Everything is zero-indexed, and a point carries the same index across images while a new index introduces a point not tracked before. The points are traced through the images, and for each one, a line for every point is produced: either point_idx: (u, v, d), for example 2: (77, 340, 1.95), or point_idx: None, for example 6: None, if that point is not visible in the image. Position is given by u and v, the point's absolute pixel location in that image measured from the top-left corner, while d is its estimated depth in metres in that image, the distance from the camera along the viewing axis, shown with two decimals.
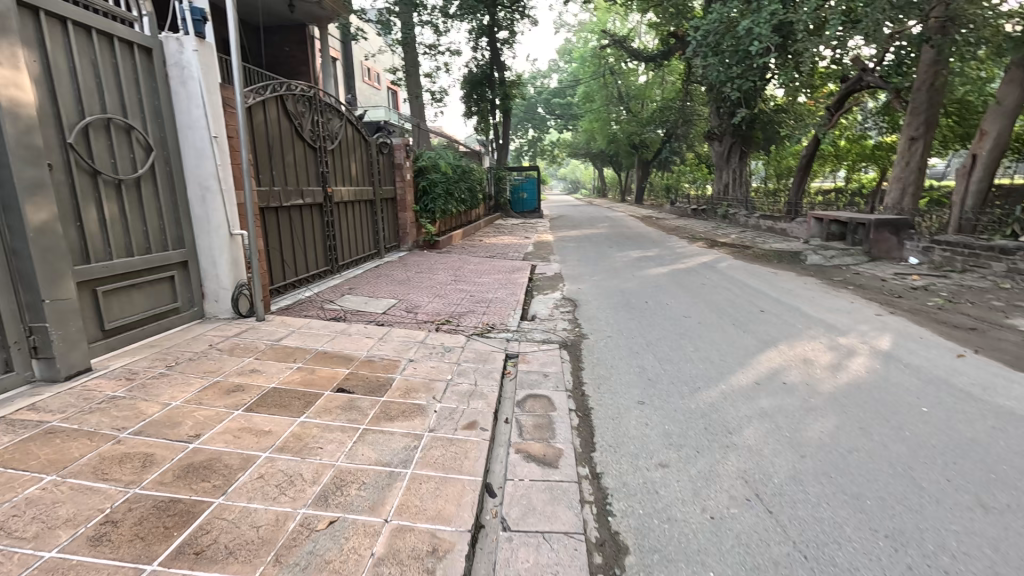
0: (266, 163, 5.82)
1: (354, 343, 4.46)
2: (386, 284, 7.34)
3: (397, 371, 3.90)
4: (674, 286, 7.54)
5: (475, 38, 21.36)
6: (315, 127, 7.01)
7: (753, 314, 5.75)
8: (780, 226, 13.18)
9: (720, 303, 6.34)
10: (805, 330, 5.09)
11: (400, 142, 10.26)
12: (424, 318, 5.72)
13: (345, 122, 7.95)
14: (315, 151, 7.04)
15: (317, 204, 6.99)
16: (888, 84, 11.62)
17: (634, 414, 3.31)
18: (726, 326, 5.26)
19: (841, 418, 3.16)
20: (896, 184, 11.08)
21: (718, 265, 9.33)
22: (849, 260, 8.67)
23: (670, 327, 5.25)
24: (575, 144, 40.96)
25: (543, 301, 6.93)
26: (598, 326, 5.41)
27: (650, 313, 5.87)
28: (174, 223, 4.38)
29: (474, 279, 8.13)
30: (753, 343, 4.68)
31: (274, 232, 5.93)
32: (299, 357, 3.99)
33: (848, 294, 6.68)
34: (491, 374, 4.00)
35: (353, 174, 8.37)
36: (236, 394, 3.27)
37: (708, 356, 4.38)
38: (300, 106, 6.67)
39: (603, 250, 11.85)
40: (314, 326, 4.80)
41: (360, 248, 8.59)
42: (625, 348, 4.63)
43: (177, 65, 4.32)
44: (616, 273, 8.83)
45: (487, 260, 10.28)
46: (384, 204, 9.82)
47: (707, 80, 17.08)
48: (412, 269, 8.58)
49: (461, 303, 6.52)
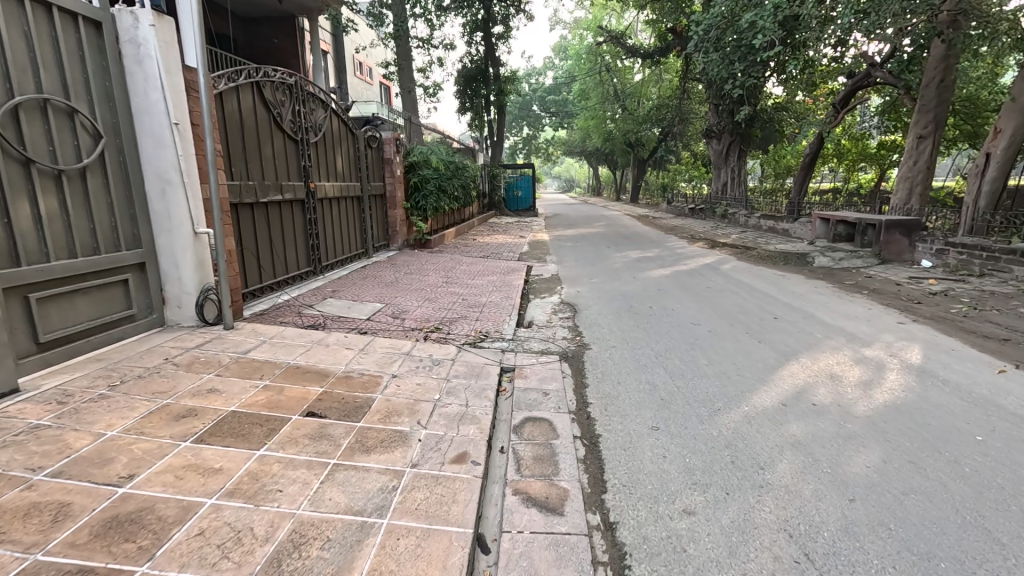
0: (239, 155, 5.34)
1: (331, 356, 4.00)
2: (372, 286, 6.87)
3: (377, 390, 3.44)
4: (678, 289, 7.14)
5: (469, 32, 20.86)
6: (296, 118, 6.53)
7: (767, 321, 5.35)
8: (782, 226, 12.83)
9: (730, 308, 5.94)
10: (826, 339, 4.69)
11: (390, 135, 9.80)
12: (412, 325, 5.27)
13: (329, 114, 7.46)
14: (297, 143, 6.56)
15: (298, 200, 6.52)
16: (896, 80, 11.24)
17: (649, 444, 2.88)
18: (740, 336, 4.84)
19: (886, 449, 2.75)
20: (903, 183, 10.76)
21: (722, 266, 8.95)
22: (859, 262, 8.32)
23: (678, 336, 4.84)
24: (570, 143, 40.61)
25: (541, 305, 6.50)
26: (601, 334, 4.98)
27: (656, 320, 5.45)
28: (129, 220, 3.90)
29: (467, 281, 7.68)
30: (773, 356, 4.27)
31: (248, 230, 5.45)
32: (267, 373, 3.52)
33: (863, 299, 6.31)
34: (484, 392, 3.56)
35: (339, 168, 7.89)
36: (186, 420, 2.80)
37: (724, 370, 3.97)
38: (279, 95, 6.19)
39: (601, 250, 11.44)
40: (288, 336, 4.33)
41: (346, 248, 8.13)
42: (631, 360, 4.21)
43: (132, 42, 3.82)
44: (617, 275, 8.42)
45: (481, 261, 9.84)
46: (373, 200, 9.35)
47: (706, 76, 16.74)
48: (401, 270, 8.12)
49: (452, 307, 6.08)
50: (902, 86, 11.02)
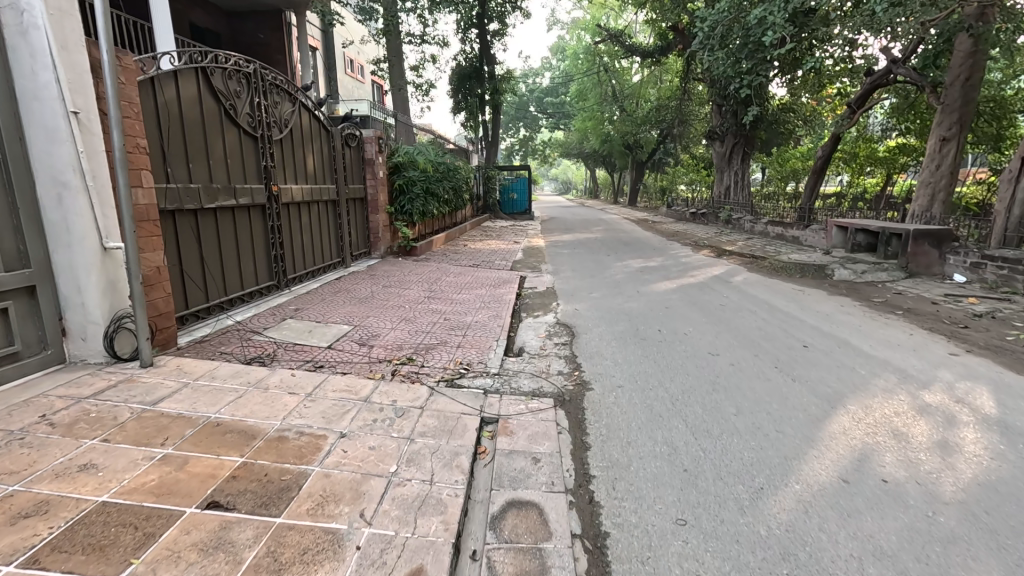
0: (178, 153, 4.56)
1: (267, 405, 3.18)
2: (342, 303, 6.05)
3: (315, 462, 2.63)
4: (688, 307, 6.36)
5: (463, 29, 20.03)
6: (254, 111, 5.73)
7: (797, 351, 4.58)
8: (792, 234, 12.10)
9: (750, 332, 5.18)
10: (873, 379, 3.91)
11: (371, 134, 8.99)
12: (379, 355, 4.45)
13: (297, 108, 6.66)
14: (257, 140, 5.77)
15: (256, 205, 5.73)
16: (920, 78, 10.15)
17: (676, 552, 2.08)
18: (769, 372, 4.07)
19: (1009, 569, 1.96)
20: (924, 189, 10.00)
21: (733, 279, 8.18)
22: (883, 276, 7.58)
23: (694, 372, 4.08)
24: (567, 145, 39.78)
25: (533, 326, 5.71)
26: (603, 368, 4.19)
27: (667, 348, 4.67)
28: (11, 232, 3.08)
29: (451, 296, 6.87)
30: (813, 402, 3.50)
31: (187, 241, 4.64)
32: (173, 436, 2.69)
33: (900, 323, 5.54)
34: (454, 461, 2.75)
35: (310, 169, 7.08)
36: (27, 523, 1.99)
37: (757, 423, 3.19)
38: (234, 84, 5.39)
39: (600, 259, 10.66)
40: (220, 374, 3.51)
41: (319, 258, 7.34)
42: (642, 408, 3.43)
43: (13, 7, 3.02)
44: (618, 288, 7.64)
45: (470, 270, 9.06)
46: (351, 204, 8.54)
47: (710, 74, 16.03)
48: (380, 283, 7.33)
49: (430, 330, 5.26)
50: (928, 83, 9.98)
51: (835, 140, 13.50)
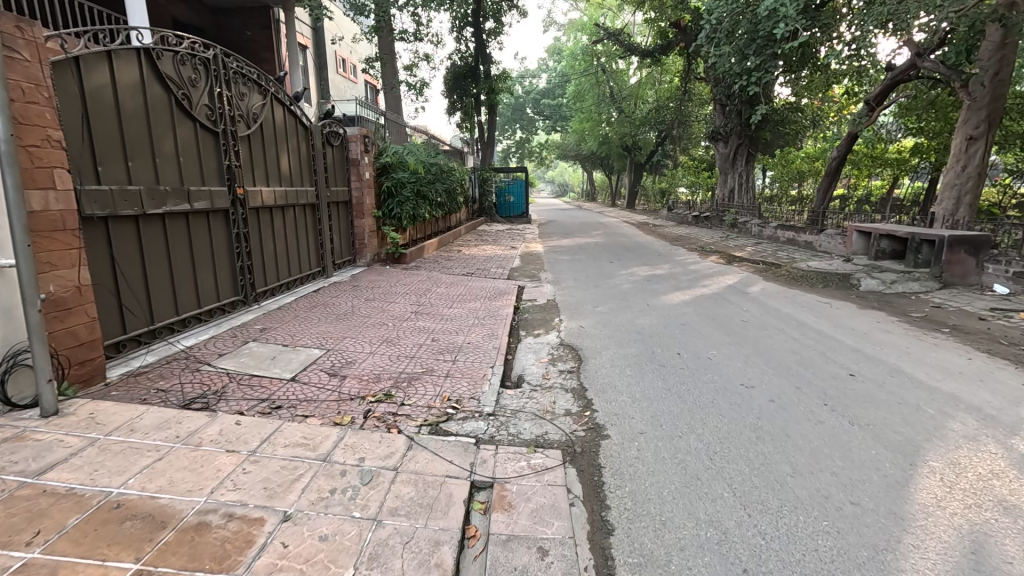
0: (114, 150, 3.85)
1: (193, 469, 2.45)
2: (316, 321, 5.33)
3: (240, 566, 1.90)
4: (707, 323, 5.69)
5: (458, 27, 19.40)
6: (214, 102, 5.02)
7: (843, 382, 3.91)
8: (804, 238, 11.48)
9: (782, 356, 4.51)
10: (949, 423, 3.22)
11: (356, 131, 8.32)
12: (351, 390, 3.74)
13: (268, 101, 5.95)
14: (218, 136, 5.07)
15: (217, 210, 5.01)
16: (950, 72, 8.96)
17: None
18: (818, 411, 3.39)
19: None
20: (949, 191, 9.35)
21: (750, 289, 7.52)
22: (915, 286, 6.94)
23: (727, 411, 3.41)
24: (563, 147, 39.13)
25: (533, 348, 5.01)
26: (619, 407, 3.49)
27: (692, 379, 3.98)
28: None
29: (441, 311, 6.16)
30: (885, 456, 2.81)
31: (124, 253, 3.93)
32: (47, 530, 1.96)
33: (952, 344, 4.86)
34: (434, 557, 2.04)
35: (285, 169, 6.37)
36: None
37: (822, 490, 2.51)
38: (188, 71, 4.68)
39: (602, 266, 9.96)
40: (142, 425, 2.79)
41: (295, 268, 6.63)
42: (673, 467, 2.74)
43: None
44: (626, 299, 6.97)
45: (463, 279, 8.36)
46: (334, 208, 7.83)
47: (714, 72, 15.41)
48: (362, 296, 6.62)
49: (415, 355, 4.55)
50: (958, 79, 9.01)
51: (851, 139, 12.82)
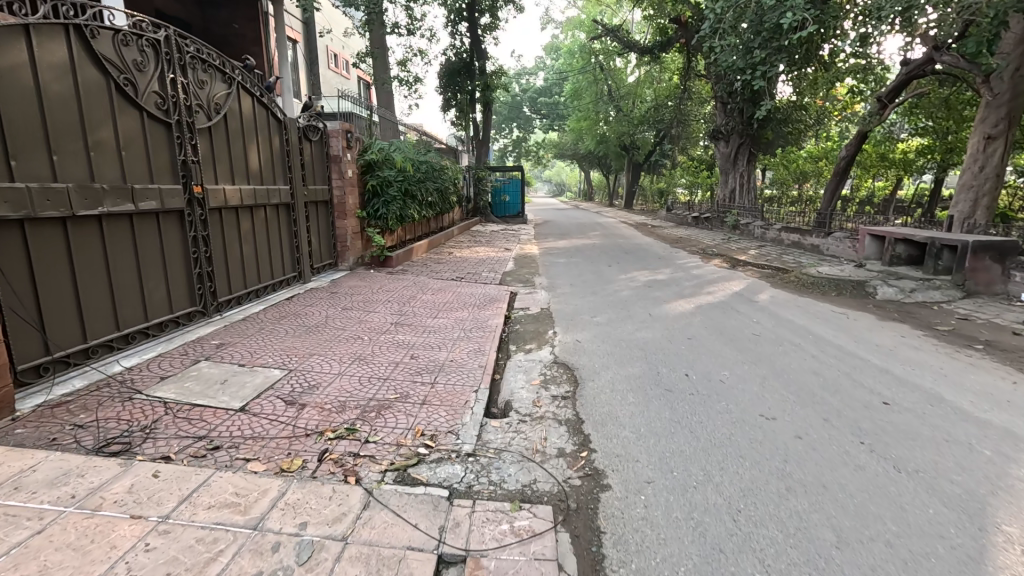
0: (33, 141, 3.30)
1: (76, 549, 1.91)
2: (282, 335, 4.79)
3: None
4: (715, 336, 5.17)
5: (453, 22, 18.86)
6: (165, 89, 4.45)
7: (877, 413, 3.41)
8: (811, 242, 11.00)
9: (802, 379, 4.00)
10: (1013, 469, 2.71)
11: (337, 126, 7.77)
12: (309, 423, 3.20)
13: (233, 91, 5.39)
14: (170, 128, 4.51)
15: (169, 211, 4.47)
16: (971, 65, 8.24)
17: None
18: (855, 452, 2.88)
19: None
20: (965, 193, 8.87)
21: (758, 297, 7.01)
22: (937, 295, 6.47)
23: (747, 452, 2.90)
24: (560, 146, 38.54)
25: (522, 366, 4.48)
26: (621, 446, 2.97)
27: (704, 409, 3.46)
28: None
29: (424, 321, 5.63)
30: (947, 518, 2.30)
31: (45, 262, 3.37)
32: None
33: (990, 363, 4.36)
34: None
35: (253, 165, 5.82)
36: None
37: (878, 570, 2.00)
38: (133, 53, 4.13)
39: (600, 270, 9.45)
40: (31, 482, 2.26)
41: (265, 273, 6.09)
42: (689, 534, 2.23)
43: None
44: (626, 308, 6.46)
45: (451, 284, 7.82)
46: (312, 208, 7.28)
47: (716, 67, 14.89)
48: (339, 304, 6.08)
49: (389, 376, 4.01)
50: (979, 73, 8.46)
51: (861, 138, 12.31)
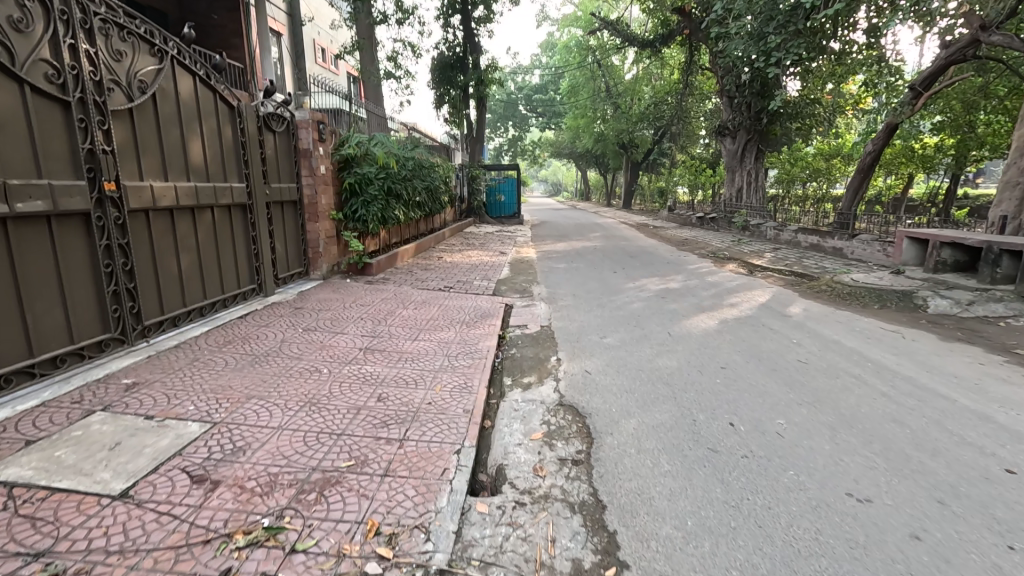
0: None
1: None
2: (218, 370, 3.82)
3: None
4: (756, 365, 4.22)
5: (445, 14, 17.86)
6: (58, 56, 3.46)
7: (1008, 489, 2.47)
8: (834, 245, 10.08)
9: (883, 430, 3.07)
10: None
11: (307, 116, 6.81)
12: (218, 515, 2.24)
13: (163, 65, 4.41)
14: (69, 108, 3.53)
15: (69, 213, 3.51)
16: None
17: None
18: (1012, 570, 1.94)
19: None
20: (1012, 188, 7.95)
21: (790, 310, 6.10)
22: (999, 307, 5.60)
23: (853, 569, 1.96)
24: (557, 146, 37.53)
25: (518, 411, 3.51)
26: (665, 560, 2.03)
27: (770, 485, 2.51)
28: None
29: (402, 345, 4.69)
30: None
31: None
32: None
33: None
34: None
35: (194, 156, 4.83)
36: None
37: None
38: (8, 8, 3.14)
39: (604, 277, 8.50)
40: None
41: (212, 286, 5.11)
42: None
43: None
44: (641, 325, 5.52)
45: (437, 295, 6.88)
46: (275, 208, 6.29)
47: (723, 57, 13.92)
48: (300, 323, 5.10)
49: (345, 432, 3.04)
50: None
51: (888, 131, 11.34)
